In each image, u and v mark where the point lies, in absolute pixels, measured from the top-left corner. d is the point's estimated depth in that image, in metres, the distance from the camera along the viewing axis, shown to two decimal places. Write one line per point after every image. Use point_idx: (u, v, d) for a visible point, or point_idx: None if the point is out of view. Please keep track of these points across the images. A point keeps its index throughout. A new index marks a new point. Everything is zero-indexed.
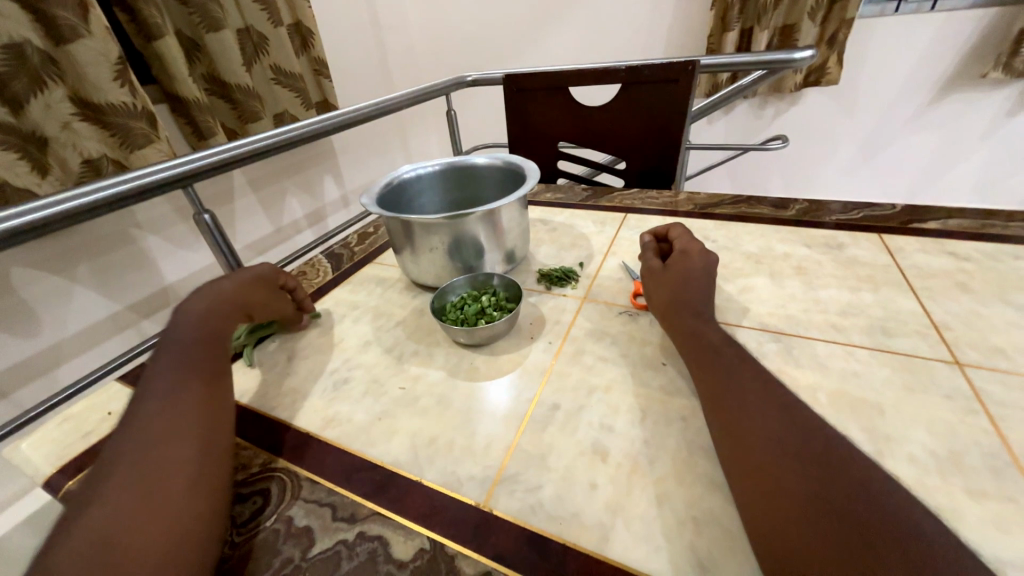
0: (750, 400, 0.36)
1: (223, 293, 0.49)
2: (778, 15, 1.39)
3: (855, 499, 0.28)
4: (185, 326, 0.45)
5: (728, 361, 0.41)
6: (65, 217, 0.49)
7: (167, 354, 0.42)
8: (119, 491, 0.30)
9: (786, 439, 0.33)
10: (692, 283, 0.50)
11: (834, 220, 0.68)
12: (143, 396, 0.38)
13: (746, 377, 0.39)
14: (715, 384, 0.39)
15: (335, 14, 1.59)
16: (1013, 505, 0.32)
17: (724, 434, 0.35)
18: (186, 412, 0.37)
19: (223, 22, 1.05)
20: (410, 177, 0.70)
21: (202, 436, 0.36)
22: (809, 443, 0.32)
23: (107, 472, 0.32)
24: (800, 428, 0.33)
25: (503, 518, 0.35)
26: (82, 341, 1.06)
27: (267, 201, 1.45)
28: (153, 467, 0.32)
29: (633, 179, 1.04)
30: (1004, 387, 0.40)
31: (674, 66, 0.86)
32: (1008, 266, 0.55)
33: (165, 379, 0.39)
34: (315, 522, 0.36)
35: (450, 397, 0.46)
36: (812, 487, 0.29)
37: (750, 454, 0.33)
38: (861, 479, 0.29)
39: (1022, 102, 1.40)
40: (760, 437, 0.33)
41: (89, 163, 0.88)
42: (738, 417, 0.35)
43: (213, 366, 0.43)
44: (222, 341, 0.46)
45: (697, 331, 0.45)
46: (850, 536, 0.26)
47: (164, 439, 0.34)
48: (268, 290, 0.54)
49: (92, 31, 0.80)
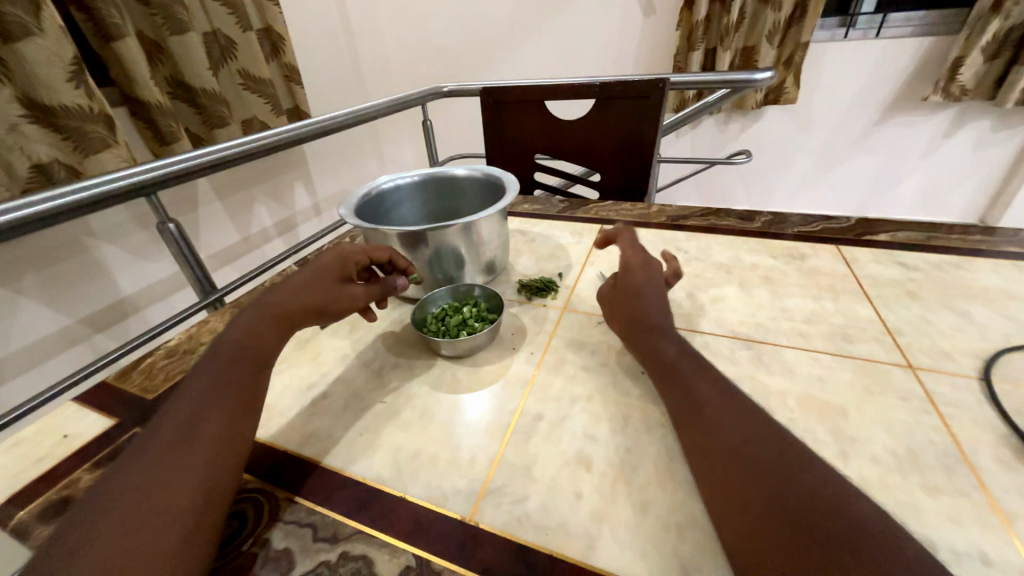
0: (715, 406, 0.38)
1: (279, 303, 0.46)
2: (739, 37, 1.48)
3: (819, 498, 0.29)
4: (231, 337, 0.42)
5: (686, 369, 0.42)
6: (17, 226, 0.47)
7: (206, 366, 0.39)
8: (106, 526, 0.27)
9: (753, 442, 0.34)
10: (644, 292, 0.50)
11: (795, 232, 0.72)
12: (169, 410, 0.35)
13: (707, 384, 0.40)
14: (681, 392, 0.41)
15: (308, 21, 1.57)
16: (965, 499, 0.34)
17: (695, 442, 0.36)
18: (205, 438, 0.34)
19: (189, 25, 1.02)
20: (388, 188, 0.70)
21: (209, 471, 0.32)
22: (774, 446, 0.33)
23: (109, 494, 0.29)
24: (763, 432, 0.35)
25: (491, 531, 0.34)
26: (25, 359, 0.98)
27: (234, 209, 1.40)
28: (154, 500, 0.29)
29: (607, 191, 1.06)
30: (953, 388, 0.43)
31: (645, 83, 0.89)
32: (951, 276, 0.60)
33: (195, 396, 0.36)
34: (294, 543, 0.35)
35: (432, 410, 0.46)
36: (780, 490, 0.30)
37: (720, 460, 0.34)
38: (823, 480, 0.30)
39: (956, 124, 1.52)
40: (730, 444, 0.34)
41: (38, 168, 0.83)
42: (706, 423, 0.37)
43: (250, 386, 0.39)
44: (265, 357, 0.43)
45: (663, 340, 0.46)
46: (817, 536, 0.27)
47: (172, 469, 0.31)
48: (330, 282, 0.50)
49: (45, 30, 0.76)
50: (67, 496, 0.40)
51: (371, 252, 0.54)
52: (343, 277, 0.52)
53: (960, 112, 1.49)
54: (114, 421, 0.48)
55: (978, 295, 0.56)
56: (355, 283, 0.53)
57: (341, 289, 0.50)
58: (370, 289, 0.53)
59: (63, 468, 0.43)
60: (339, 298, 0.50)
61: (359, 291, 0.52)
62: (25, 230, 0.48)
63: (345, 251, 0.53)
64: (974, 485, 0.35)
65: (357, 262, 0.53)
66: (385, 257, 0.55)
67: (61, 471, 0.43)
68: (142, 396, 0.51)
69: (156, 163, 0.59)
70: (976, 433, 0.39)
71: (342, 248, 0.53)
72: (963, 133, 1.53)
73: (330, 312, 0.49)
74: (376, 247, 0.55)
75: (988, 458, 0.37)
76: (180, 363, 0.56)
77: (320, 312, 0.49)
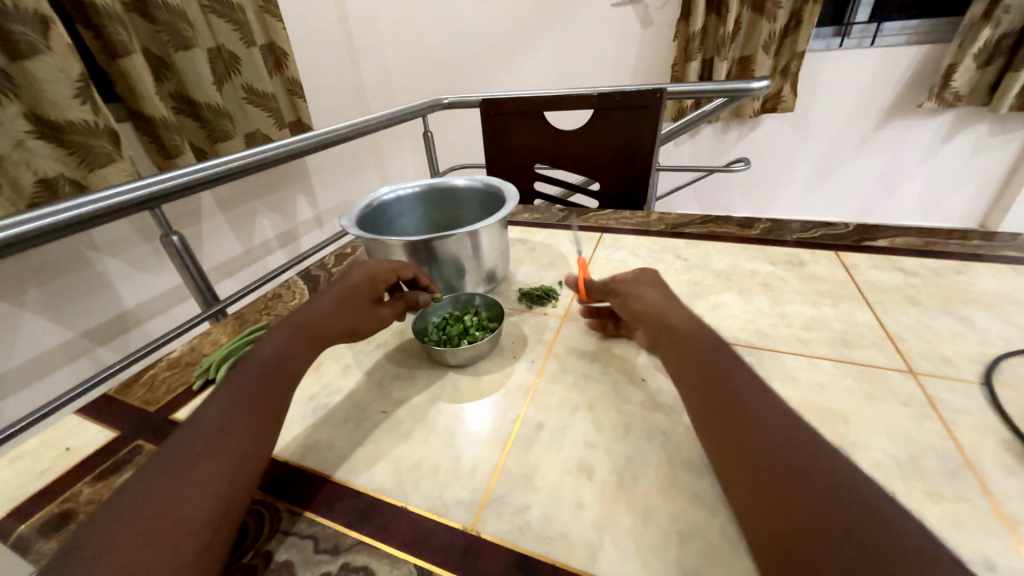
0: (743, 404, 0.34)
1: (311, 320, 0.47)
2: (735, 47, 1.50)
3: (861, 507, 0.26)
4: (266, 350, 0.43)
5: (709, 362, 0.39)
6: (28, 238, 0.48)
7: (237, 376, 0.40)
8: (118, 535, 0.27)
9: (787, 443, 0.30)
10: (640, 288, 0.51)
11: (794, 239, 0.73)
12: (198, 417, 0.36)
13: (729, 380, 0.37)
14: (696, 392, 0.38)
15: (310, 36, 1.60)
16: (968, 505, 0.34)
17: (720, 446, 0.33)
18: (226, 455, 0.34)
19: (194, 41, 1.04)
20: (390, 199, 0.71)
21: (228, 487, 0.32)
22: (810, 451, 0.30)
23: (127, 500, 0.29)
24: (799, 434, 0.31)
25: (492, 541, 0.34)
26: (27, 372, 0.99)
27: (237, 221, 1.42)
28: (174, 511, 0.29)
29: (606, 200, 1.07)
30: (954, 393, 0.43)
31: (643, 93, 0.90)
32: (950, 280, 0.60)
33: (223, 406, 0.37)
34: (295, 555, 0.35)
35: (433, 420, 0.46)
36: (817, 497, 0.27)
37: (749, 466, 0.31)
38: (861, 485, 0.27)
39: (954, 129, 1.53)
40: (761, 448, 0.31)
41: (44, 182, 0.84)
42: (733, 424, 0.33)
43: (273, 404, 0.40)
44: (293, 374, 0.43)
45: (679, 325, 0.44)
46: (862, 550, 0.24)
47: (195, 479, 0.31)
48: (363, 303, 0.52)
49: (52, 48, 0.78)
50: (68, 510, 0.40)
51: (398, 269, 0.55)
52: (374, 299, 0.53)
53: (957, 117, 1.50)
54: (115, 433, 0.48)
55: (978, 300, 0.55)
56: (383, 303, 0.55)
57: (373, 309, 0.53)
58: (397, 306, 0.56)
59: (66, 482, 0.43)
60: (371, 322, 0.52)
61: (388, 313, 0.54)
62: (33, 243, 0.49)
63: (374, 267, 0.54)
64: (977, 491, 0.35)
65: (386, 281, 0.54)
66: (411, 275, 0.57)
67: (64, 484, 0.43)
68: (144, 409, 0.51)
69: (161, 176, 0.60)
70: (978, 438, 0.39)
71: (371, 266, 0.54)
72: (960, 138, 1.54)
73: (362, 334, 0.52)
74: (404, 266, 0.56)
75: (991, 464, 0.37)
76: (182, 374, 0.56)
77: (352, 335, 0.51)
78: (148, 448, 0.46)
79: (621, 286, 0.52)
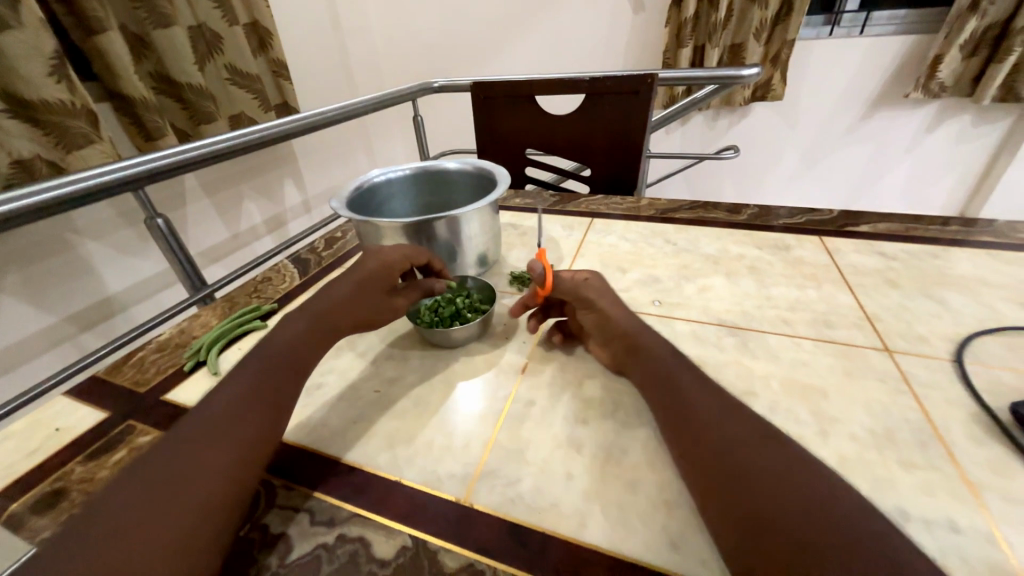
0: (706, 410, 0.36)
1: (325, 311, 0.48)
2: (726, 34, 1.49)
3: (813, 488, 0.28)
4: (280, 340, 0.45)
5: (675, 372, 0.40)
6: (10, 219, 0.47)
7: (248, 366, 0.42)
8: (127, 511, 0.30)
9: (747, 447, 0.32)
10: (612, 304, 0.48)
11: (780, 224, 0.74)
12: (210, 405, 0.38)
13: (701, 382, 0.39)
14: (671, 386, 0.39)
15: (296, 16, 1.56)
16: (935, 471, 0.36)
17: (684, 452, 0.34)
18: (230, 444, 0.36)
19: (173, 19, 1.01)
20: (380, 181, 0.70)
21: (230, 474, 0.34)
22: (768, 451, 0.31)
23: (137, 480, 0.32)
24: (758, 437, 0.33)
25: (485, 512, 0.35)
26: (9, 357, 0.97)
27: (223, 205, 1.39)
28: (178, 494, 0.32)
29: (597, 186, 1.07)
30: (928, 370, 0.45)
31: (635, 78, 0.90)
32: (928, 264, 0.62)
33: (232, 395, 0.39)
34: (292, 528, 0.35)
35: (426, 398, 0.47)
36: (773, 496, 0.28)
37: (710, 469, 0.32)
38: (812, 468, 0.30)
39: (937, 119, 1.56)
40: (722, 450, 0.32)
41: (19, 164, 0.82)
42: (695, 430, 0.35)
43: (281, 395, 0.41)
44: (303, 367, 0.45)
45: (645, 345, 0.44)
46: (817, 525, 0.26)
47: (199, 465, 0.34)
48: (379, 293, 0.52)
49: (24, 23, 0.75)
50: (60, 488, 0.40)
51: (412, 256, 0.54)
52: (388, 287, 0.53)
53: (941, 107, 1.53)
54: (106, 414, 0.48)
55: (952, 283, 0.57)
56: (398, 291, 0.54)
57: (387, 299, 0.52)
58: (412, 293, 0.55)
59: (56, 461, 0.43)
60: (384, 311, 0.52)
61: (403, 302, 0.54)
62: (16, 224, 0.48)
63: (388, 254, 0.53)
64: (946, 460, 0.37)
65: (401, 269, 0.54)
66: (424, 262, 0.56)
67: (54, 463, 0.43)
68: (134, 390, 0.51)
69: (145, 157, 0.59)
70: (948, 410, 0.41)
71: (386, 254, 0.53)
72: (943, 128, 1.57)
73: (375, 323, 0.52)
74: (418, 252, 0.55)
75: (960, 435, 0.39)
76: (172, 356, 0.55)
77: (364, 323, 0.51)
78: (140, 428, 0.46)
79: (598, 300, 0.48)
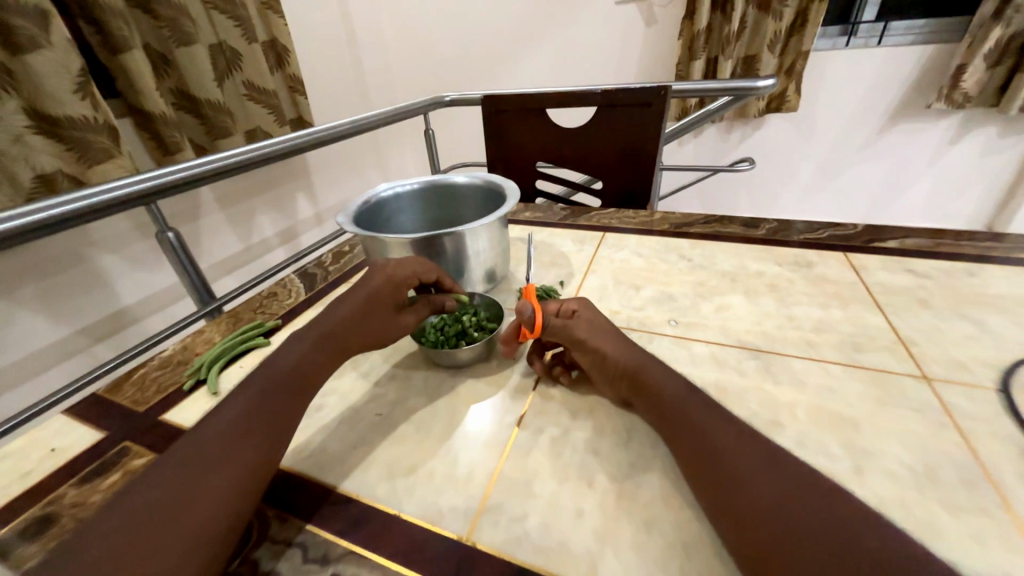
0: (730, 461, 0.32)
1: (334, 328, 0.46)
2: (739, 46, 1.47)
3: (849, 533, 0.26)
4: (286, 359, 0.43)
5: (693, 408, 0.37)
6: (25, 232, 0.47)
7: (253, 384, 0.41)
8: (111, 543, 0.28)
9: (783, 498, 0.28)
10: (608, 339, 0.44)
11: (800, 239, 0.71)
12: (212, 424, 0.37)
13: (713, 411, 0.36)
14: (683, 418, 0.36)
15: (312, 33, 1.59)
16: (986, 518, 0.32)
17: (716, 503, 0.30)
18: (225, 470, 0.34)
19: (195, 37, 1.03)
20: (388, 196, 0.69)
21: (226, 500, 0.32)
22: (815, 498, 0.28)
23: (130, 503, 0.31)
24: (794, 485, 0.29)
25: (488, 552, 0.33)
26: (24, 369, 0.98)
27: (236, 218, 1.41)
28: (169, 522, 0.30)
29: (609, 199, 1.05)
30: (970, 400, 0.42)
31: (647, 90, 0.89)
32: (963, 283, 0.58)
33: (235, 414, 0.37)
34: (284, 563, 0.33)
35: (429, 422, 0.45)
36: (805, 542, 0.26)
37: (751, 524, 0.28)
38: (845, 507, 0.27)
39: (961, 130, 1.51)
40: (762, 501, 0.29)
41: (42, 179, 0.83)
42: (726, 477, 0.31)
43: (284, 417, 0.39)
44: (308, 388, 0.42)
45: (651, 382, 0.40)
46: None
47: (195, 490, 0.32)
48: (387, 311, 0.50)
49: (53, 43, 0.77)
50: (50, 513, 0.39)
51: (421, 272, 0.53)
52: (397, 305, 0.51)
53: (965, 118, 1.48)
54: (104, 434, 0.47)
55: (991, 303, 0.54)
56: (407, 308, 0.52)
57: (396, 317, 0.51)
58: (420, 309, 0.53)
59: (50, 485, 0.42)
60: (392, 329, 0.50)
61: (412, 319, 0.52)
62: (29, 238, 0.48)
63: (393, 269, 0.51)
64: (998, 504, 0.33)
65: (409, 285, 0.52)
66: (433, 278, 0.54)
67: (47, 487, 0.41)
68: (133, 409, 0.50)
69: (158, 171, 0.59)
70: (997, 447, 0.37)
71: (393, 270, 0.51)
72: (968, 139, 1.52)
73: (383, 342, 0.51)
74: (427, 268, 0.53)
75: (1012, 475, 0.35)
76: (173, 374, 0.55)
77: (372, 343, 0.49)
78: (136, 449, 0.45)
79: (591, 338, 0.44)
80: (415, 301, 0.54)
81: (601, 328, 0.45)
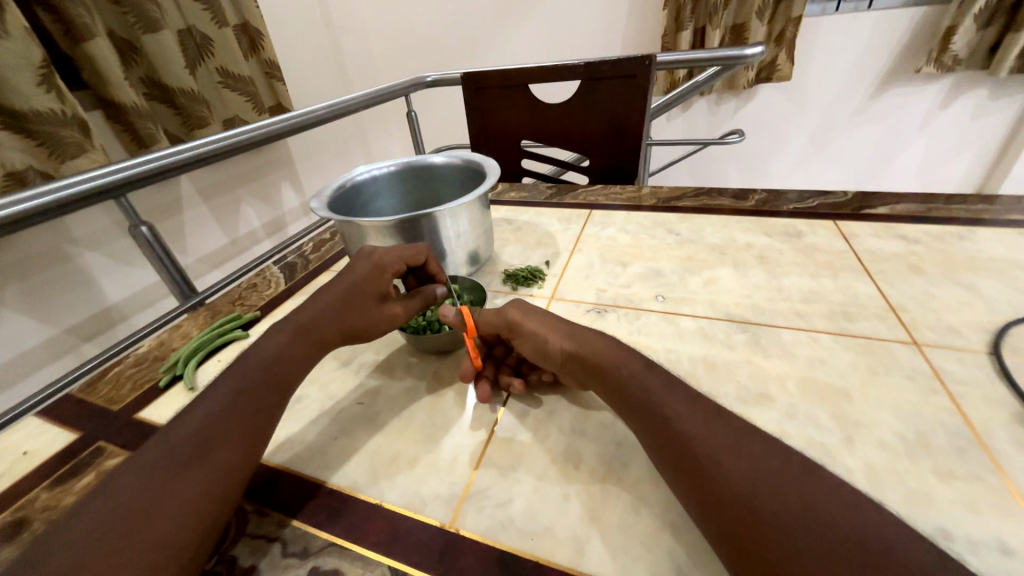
0: (706, 447, 0.30)
1: (312, 323, 0.44)
2: (727, 15, 1.42)
3: (830, 523, 0.24)
4: (263, 353, 0.41)
5: (658, 388, 0.35)
6: None
7: (226, 382, 0.38)
8: (70, 558, 0.26)
9: (763, 487, 0.27)
10: (548, 325, 0.41)
11: (791, 209, 0.70)
12: (182, 425, 0.34)
13: (684, 398, 0.34)
14: (653, 406, 0.34)
15: (285, 16, 1.52)
16: (977, 483, 0.32)
17: (691, 494, 0.29)
18: (196, 474, 0.32)
19: (162, 23, 0.98)
20: (365, 179, 0.67)
21: (199, 507, 0.30)
22: (794, 475, 0.27)
23: (93, 515, 0.29)
24: (775, 471, 0.27)
25: (471, 539, 0.32)
26: (12, 371, 0.96)
27: (220, 211, 1.37)
28: (137, 532, 0.28)
29: (597, 176, 1.03)
30: (962, 364, 0.41)
31: (632, 61, 0.85)
32: (954, 247, 0.57)
33: (207, 414, 0.35)
34: (261, 560, 0.33)
35: (412, 411, 0.44)
36: (786, 534, 0.24)
37: (733, 507, 0.26)
38: (826, 491, 0.26)
39: (952, 94, 1.49)
40: (739, 487, 0.27)
41: (12, 175, 0.79)
42: (702, 456, 0.29)
43: (261, 414, 0.37)
44: (287, 383, 0.40)
45: (607, 367, 0.37)
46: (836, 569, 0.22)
47: (164, 497, 0.30)
48: (368, 301, 0.47)
49: (10, 32, 0.73)
50: (21, 518, 0.38)
51: (408, 258, 0.51)
52: (381, 294, 0.49)
53: (956, 82, 1.46)
54: (76, 435, 0.45)
55: (982, 266, 0.53)
56: (394, 299, 0.49)
57: (380, 307, 0.48)
58: (410, 301, 0.49)
59: (21, 490, 0.40)
60: (380, 321, 0.47)
61: (398, 310, 0.48)
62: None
63: (381, 256, 0.49)
64: (990, 468, 0.33)
65: (392, 271, 0.49)
66: (422, 261, 0.52)
67: (18, 492, 0.40)
68: (107, 409, 0.48)
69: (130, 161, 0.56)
70: (988, 411, 0.37)
71: (381, 256, 0.49)
72: (959, 104, 1.50)
73: (369, 335, 0.48)
74: (414, 253, 0.51)
75: (1003, 439, 0.35)
76: (148, 370, 0.53)
77: (358, 335, 0.47)
78: (110, 449, 0.43)
79: (526, 322, 0.42)
80: (404, 295, 0.51)
81: (538, 315, 0.43)
